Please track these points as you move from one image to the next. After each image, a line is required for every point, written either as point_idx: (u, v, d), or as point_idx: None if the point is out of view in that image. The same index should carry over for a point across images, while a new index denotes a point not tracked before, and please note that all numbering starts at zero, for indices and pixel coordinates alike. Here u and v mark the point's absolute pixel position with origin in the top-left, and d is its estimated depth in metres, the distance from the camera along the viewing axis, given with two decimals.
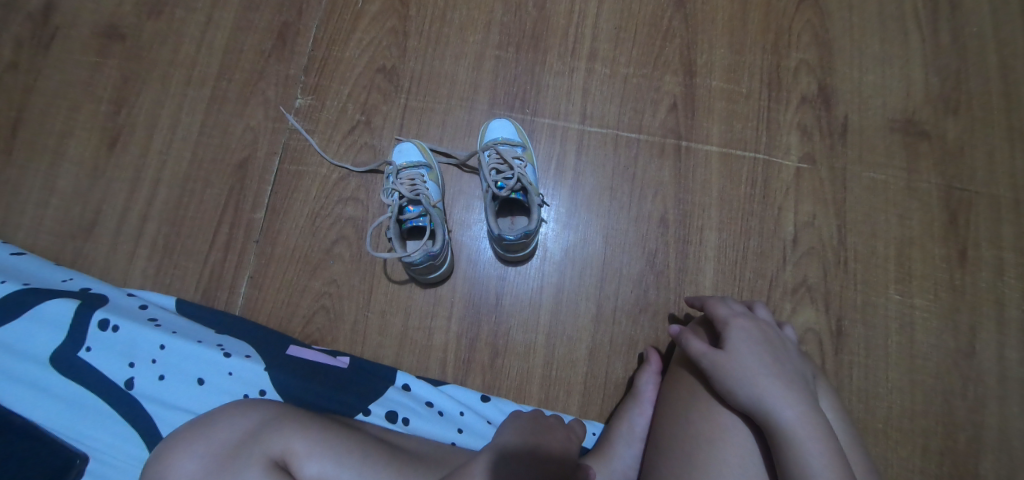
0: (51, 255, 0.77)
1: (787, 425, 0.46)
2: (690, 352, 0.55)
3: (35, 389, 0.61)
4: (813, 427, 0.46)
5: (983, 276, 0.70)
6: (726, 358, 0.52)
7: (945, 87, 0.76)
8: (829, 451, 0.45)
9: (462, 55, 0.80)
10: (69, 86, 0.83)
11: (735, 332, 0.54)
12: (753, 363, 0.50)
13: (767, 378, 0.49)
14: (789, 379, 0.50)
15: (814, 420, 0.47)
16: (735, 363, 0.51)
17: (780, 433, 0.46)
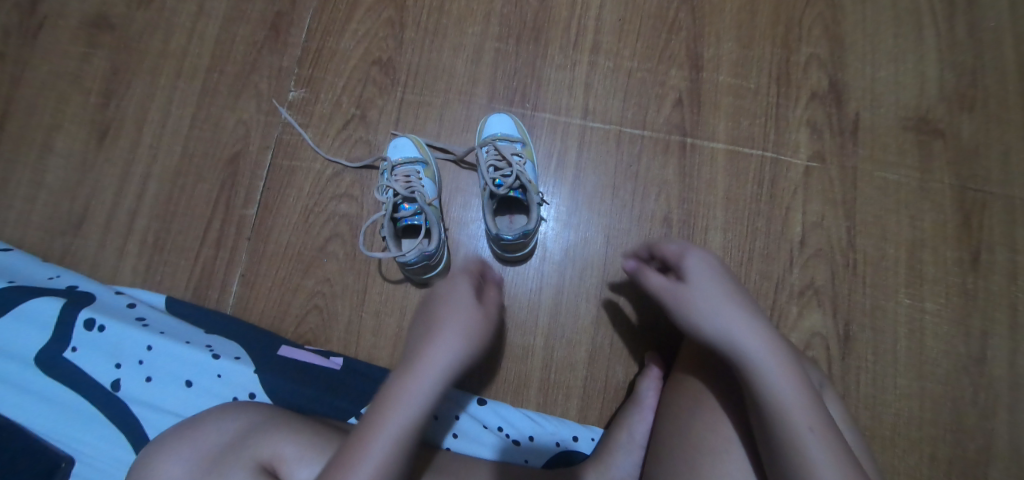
0: (39, 251, 0.75)
1: (756, 358, 0.44)
2: (653, 291, 0.51)
3: (19, 391, 0.60)
4: (782, 357, 0.44)
5: (996, 280, 0.68)
6: (689, 294, 0.48)
7: (961, 84, 0.73)
8: (798, 381, 0.43)
9: (461, 47, 0.78)
10: (58, 76, 0.80)
11: (697, 263, 0.49)
12: (717, 296, 0.46)
13: (732, 309, 0.46)
14: (751, 304, 0.47)
15: (780, 346, 0.45)
16: (699, 300, 0.47)
17: (749, 368, 0.44)
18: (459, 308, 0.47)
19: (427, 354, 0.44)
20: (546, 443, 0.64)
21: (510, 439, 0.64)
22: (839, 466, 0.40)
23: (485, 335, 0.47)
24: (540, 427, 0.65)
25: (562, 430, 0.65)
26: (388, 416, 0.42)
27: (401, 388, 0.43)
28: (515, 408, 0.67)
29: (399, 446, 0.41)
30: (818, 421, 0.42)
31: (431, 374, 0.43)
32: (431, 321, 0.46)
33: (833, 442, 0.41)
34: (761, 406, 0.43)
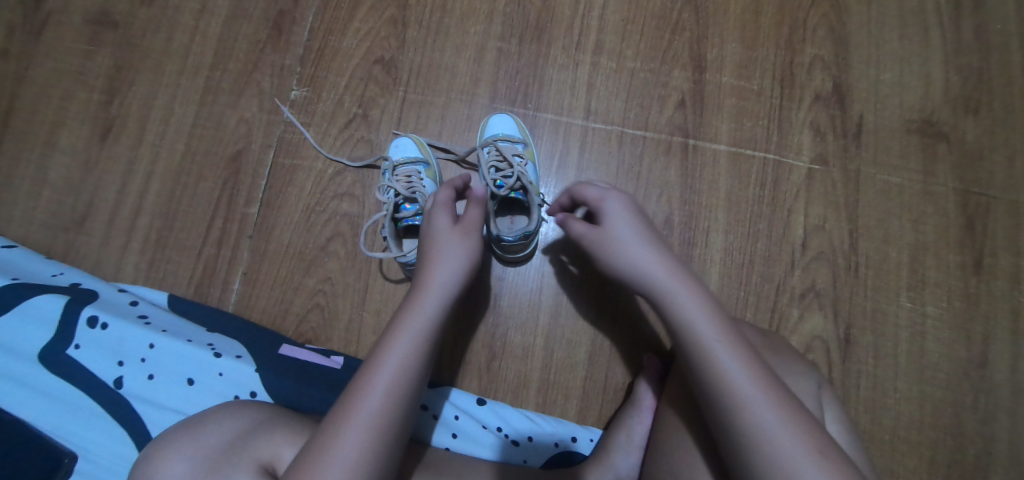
0: (42, 247, 0.75)
1: (661, 285, 0.45)
2: (572, 235, 0.51)
3: (23, 387, 0.60)
4: (687, 281, 0.45)
5: (998, 284, 0.67)
6: (602, 232, 0.49)
7: (966, 86, 0.73)
8: (705, 301, 0.45)
9: (463, 47, 0.78)
10: (61, 73, 0.81)
11: (606, 200, 0.50)
12: (627, 231, 0.48)
13: (638, 242, 0.47)
14: (658, 239, 0.48)
15: (684, 273, 0.46)
16: (609, 237, 0.48)
17: (659, 295, 0.46)
18: (448, 236, 0.51)
19: (429, 276, 0.49)
20: (545, 443, 0.64)
21: (510, 439, 0.64)
22: (755, 374, 0.41)
23: (474, 255, 0.52)
24: (539, 427, 0.65)
25: (561, 431, 0.65)
26: (407, 322, 0.46)
27: (413, 305, 0.48)
28: (514, 409, 0.67)
29: (419, 348, 0.46)
30: (727, 335, 0.43)
31: (436, 291, 0.48)
32: (426, 252, 0.51)
33: (747, 353, 0.42)
34: (675, 331, 0.45)
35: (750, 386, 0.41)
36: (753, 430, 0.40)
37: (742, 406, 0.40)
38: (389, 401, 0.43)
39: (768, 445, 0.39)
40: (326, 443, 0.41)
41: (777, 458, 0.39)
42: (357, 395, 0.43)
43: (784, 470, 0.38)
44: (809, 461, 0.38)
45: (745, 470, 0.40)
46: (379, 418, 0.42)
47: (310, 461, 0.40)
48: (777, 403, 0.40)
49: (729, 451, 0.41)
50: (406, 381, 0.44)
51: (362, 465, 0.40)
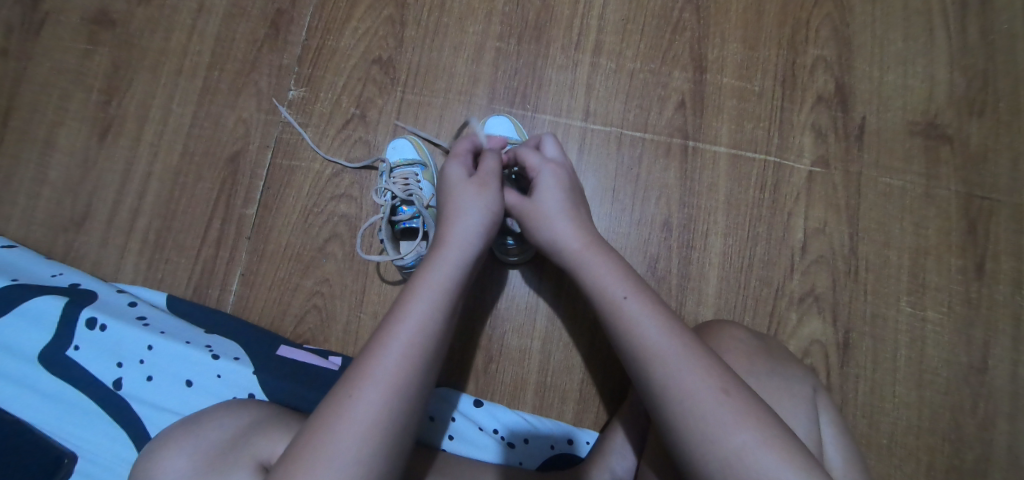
0: (42, 247, 0.75)
1: (575, 252, 0.50)
2: (507, 204, 0.56)
3: (23, 388, 0.61)
4: (599, 249, 0.49)
5: (1000, 289, 0.67)
6: (534, 202, 0.53)
7: (971, 88, 0.72)
8: (617, 267, 0.48)
9: (461, 47, 0.77)
10: (60, 73, 0.81)
11: (539, 172, 0.55)
12: (553, 202, 0.53)
13: (561, 212, 0.52)
14: (580, 214, 0.53)
15: (598, 244, 0.50)
16: (537, 205, 0.53)
17: (576, 261, 0.50)
18: (466, 191, 0.52)
19: (447, 234, 0.50)
20: (541, 445, 0.64)
21: (506, 441, 0.64)
22: (664, 328, 0.43)
23: (495, 219, 0.52)
24: (536, 429, 0.65)
25: (557, 433, 0.65)
26: (425, 277, 0.47)
27: (434, 262, 0.48)
28: (510, 410, 0.67)
29: (437, 302, 0.45)
30: (635, 291, 0.46)
31: (455, 248, 0.49)
32: (446, 211, 0.52)
33: (658, 310, 0.45)
34: (589, 295, 0.48)
35: (657, 338, 0.43)
36: (661, 380, 0.41)
37: (653, 356, 0.42)
38: (407, 354, 0.42)
39: (680, 390, 0.40)
40: (344, 398, 0.40)
41: (684, 404, 0.40)
42: (375, 351, 0.43)
43: (689, 413, 0.39)
44: (718, 403, 0.39)
45: (660, 422, 0.41)
46: (395, 372, 0.41)
47: (326, 417, 0.40)
48: (687, 352, 0.42)
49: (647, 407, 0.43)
50: (425, 334, 0.44)
51: (381, 420, 0.40)
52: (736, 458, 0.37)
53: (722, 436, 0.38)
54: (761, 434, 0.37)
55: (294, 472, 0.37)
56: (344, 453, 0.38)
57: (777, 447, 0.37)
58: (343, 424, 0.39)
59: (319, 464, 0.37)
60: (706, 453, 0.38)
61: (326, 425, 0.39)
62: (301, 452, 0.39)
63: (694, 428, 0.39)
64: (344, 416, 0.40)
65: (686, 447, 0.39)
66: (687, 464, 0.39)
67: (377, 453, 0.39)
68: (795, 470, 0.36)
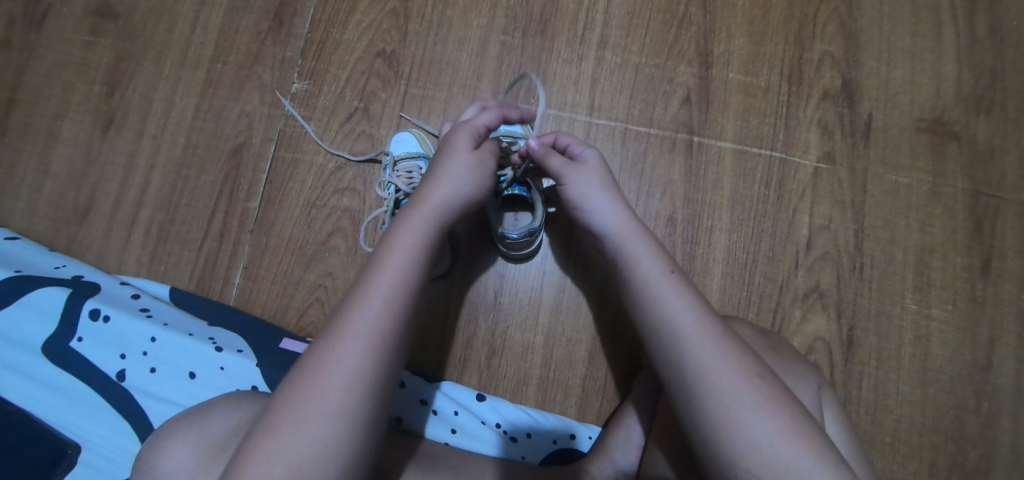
0: (45, 239, 0.75)
1: (614, 229, 0.51)
2: (549, 168, 0.56)
3: (27, 378, 0.61)
4: (638, 229, 0.50)
5: (1005, 287, 0.66)
6: (580, 170, 0.54)
7: (979, 84, 0.71)
8: (656, 252, 0.49)
9: (466, 40, 0.77)
10: (62, 64, 0.80)
11: (586, 151, 0.57)
12: (598, 178, 0.54)
13: (603, 188, 0.53)
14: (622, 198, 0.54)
15: (638, 227, 0.51)
16: (585, 174, 0.54)
17: (614, 236, 0.51)
18: (457, 157, 0.53)
19: (429, 196, 0.50)
20: (544, 440, 0.64)
21: (508, 435, 0.64)
22: (699, 311, 0.45)
23: (477, 185, 0.53)
24: (539, 424, 0.65)
25: (560, 427, 0.65)
26: (402, 233, 0.47)
27: (412, 222, 0.48)
28: (513, 405, 0.67)
29: (414, 258, 0.46)
30: (674, 271, 0.48)
31: (433, 208, 0.49)
32: (433, 173, 0.53)
33: (693, 294, 0.46)
34: (623, 270, 0.49)
35: (693, 321, 0.44)
36: (695, 359, 0.42)
37: (688, 336, 0.43)
38: (384, 311, 0.43)
39: (713, 371, 0.41)
40: (324, 355, 0.41)
41: (716, 385, 0.41)
42: (352, 307, 0.43)
43: (720, 394, 0.41)
44: (752, 389, 0.40)
45: (687, 400, 0.42)
46: (372, 329, 0.42)
47: (306, 372, 0.41)
48: (723, 338, 0.43)
49: (670, 383, 0.44)
50: (402, 289, 0.44)
51: (357, 375, 0.40)
52: (757, 446, 0.39)
53: (751, 422, 0.39)
54: (790, 425, 0.39)
55: (278, 427, 0.39)
56: (326, 408, 0.39)
57: (806, 439, 0.39)
58: (322, 379, 0.40)
59: (302, 420, 0.39)
60: (725, 435, 0.40)
61: (306, 380, 0.41)
62: (285, 406, 0.40)
63: (723, 409, 0.40)
64: (322, 371, 0.40)
65: (711, 429, 0.40)
66: (710, 444, 0.40)
67: (355, 410, 0.40)
68: (815, 463, 0.37)
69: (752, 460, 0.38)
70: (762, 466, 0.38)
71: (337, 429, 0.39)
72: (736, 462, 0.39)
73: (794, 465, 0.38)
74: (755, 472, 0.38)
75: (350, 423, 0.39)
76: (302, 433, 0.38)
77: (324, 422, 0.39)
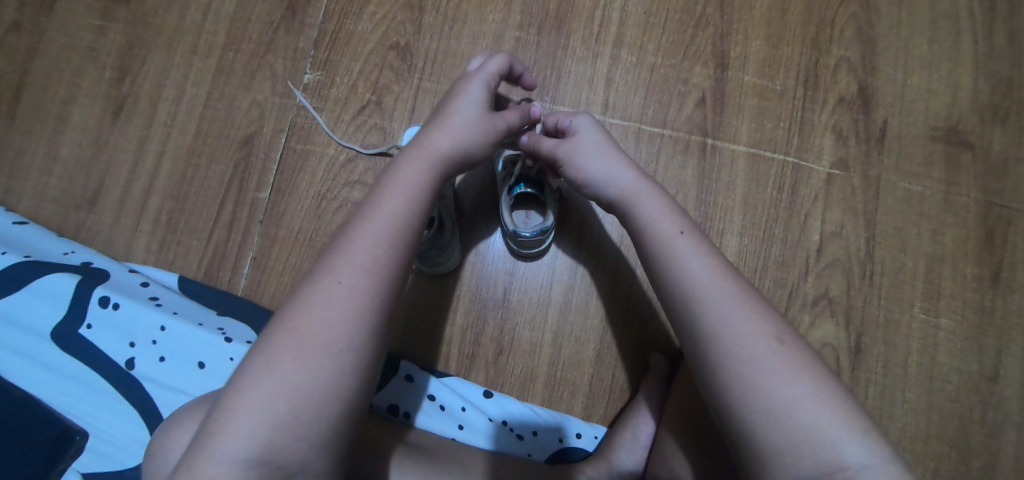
0: (53, 225, 0.75)
1: (627, 188, 0.52)
2: (543, 153, 0.58)
3: (37, 365, 0.61)
4: (650, 189, 0.52)
5: (1014, 298, 0.67)
6: (574, 143, 0.56)
7: (996, 94, 0.71)
8: (669, 210, 0.50)
9: (480, 35, 0.76)
10: (72, 49, 0.80)
11: (576, 121, 0.58)
12: (595, 143, 0.55)
13: (604, 153, 0.55)
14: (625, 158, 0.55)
15: (650, 189, 0.52)
16: (577, 146, 0.55)
17: (622, 200, 0.52)
18: (461, 102, 0.53)
19: (432, 140, 0.51)
20: (549, 438, 0.65)
21: (513, 432, 0.65)
22: (715, 271, 0.45)
23: (484, 140, 0.53)
24: (545, 422, 0.66)
25: (565, 426, 0.66)
26: (403, 173, 0.48)
27: (404, 163, 0.49)
28: (519, 403, 0.67)
29: (416, 197, 0.47)
30: (689, 229, 0.49)
31: (436, 153, 0.50)
32: (439, 118, 0.53)
33: (707, 252, 0.47)
34: (635, 232, 0.51)
35: (711, 281, 0.45)
36: (710, 320, 0.43)
37: (704, 296, 0.44)
38: (388, 244, 0.44)
39: (728, 332, 0.42)
40: (327, 285, 0.41)
41: (731, 345, 0.42)
42: (354, 239, 0.44)
43: (736, 357, 0.42)
44: (771, 352, 0.41)
45: (701, 360, 0.44)
46: (376, 263, 0.43)
47: (303, 301, 0.41)
48: (741, 297, 0.44)
49: (691, 345, 0.45)
50: (405, 225, 0.45)
51: (366, 306, 0.41)
52: (783, 409, 0.39)
53: (774, 385, 0.40)
54: (816, 388, 0.40)
55: (279, 360, 0.39)
56: (333, 339, 0.39)
57: (829, 403, 0.39)
58: (325, 308, 0.40)
59: (306, 351, 0.39)
60: (751, 398, 0.40)
61: (305, 308, 0.41)
62: (284, 337, 0.40)
63: (740, 372, 0.41)
64: (324, 301, 0.41)
65: (726, 392, 0.42)
66: (731, 408, 0.41)
67: (365, 343, 0.40)
68: (843, 423, 0.39)
69: (773, 424, 0.39)
70: (788, 427, 0.39)
71: (338, 367, 0.39)
72: (752, 427, 0.40)
73: (817, 431, 0.38)
74: (772, 436, 0.39)
75: (362, 356, 0.40)
76: (307, 365, 0.39)
77: (332, 355, 0.39)
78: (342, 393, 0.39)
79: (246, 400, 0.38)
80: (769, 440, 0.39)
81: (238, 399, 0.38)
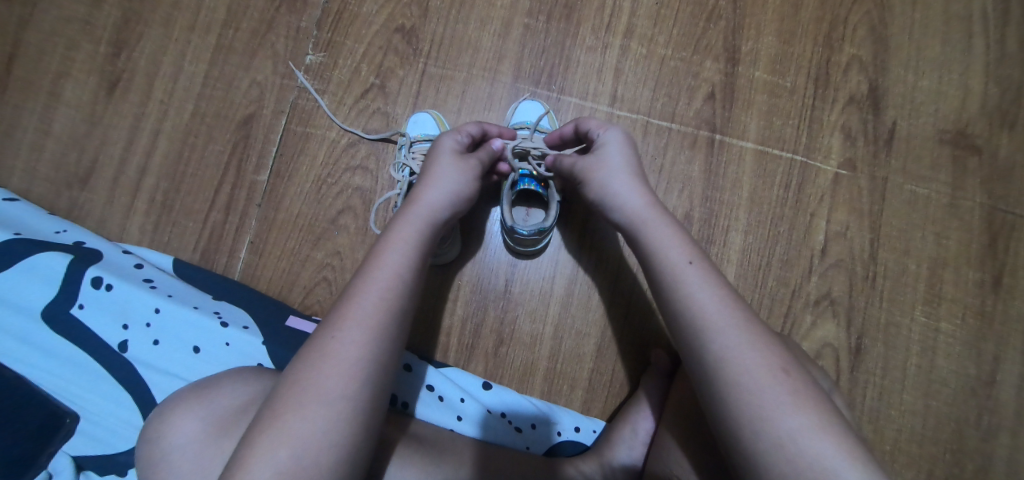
0: (45, 203, 0.73)
1: (640, 212, 0.51)
2: (564, 169, 0.58)
3: (26, 344, 0.60)
4: (663, 213, 0.50)
5: (1014, 304, 0.67)
6: (596, 162, 0.54)
7: (1005, 99, 0.71)
8: (677, 234, 0.49)
9: (488, 20, 0.74)
10: (67, 21, 0.77)
11: (607, 134, 0.56)
12: (616, 160, 0.54)
13: (623, 173, 0.53)
14: (641, 177, 0.54)
15: (660, 210, 0.51)
16: (601, 166, 0.54)
17: (635, 224, 0.51)
18: (441, 160, 0.55)
19: (422, 196, 0.52)
20: (549, 432, 0.64)
21: (513, 425, 0.64)
22: (721, 300, 0.45)
23: (468, 184, 0.55)
24: (544, 415, 0.65)
25: (565, 420, 0.65)
26: (398, 231, 0.49)
27: (403, 220, 0.50)
28: (519, 394, 0.66)
29: (412, 254, 0.48)
30: (697, 258, 0.47)
31: (426, 208, 0.51)
32: (426, 173, 0.54)
33: (715, 282, 0.46)
34: (646, 257, 0.49)
35: (718, 310, 0.44)
36: (719, 349, 0.43)
37: (713, 327, 0.43)
38: (382, 305, 0.44)
39: (736, 363, 0.42)
40: (325, 344, 0.42)
41: (739, 376, 0.41)
42: (353, 298, 0.44)
43: (743, 385, 0.41)
44: (777, 383, 0.41)
45: (709, 388, 0.43)
46: (374, 320, 0.43)
47: (304, 365, 0.42)
48: (749, 328, 0.43)
49: (698, 372, 0.44)
50: (399, 286, 0.46)
51: (364, 360, 0.42)
52: (787, 440, 0.39)
53: (778, 416, 0.40)
54: (817, 418, 0.39)
55: (281, 415, 0.40)
56: (332, 393, 0.40)
57: (831, 434, 0.39)
58: (325, 367, 0.41)
59: (305, 406, 0.40)
60: (758, 431, 0.40)
61: (307, 370, 0.41)
62: (286, 393, 0.41)
63: (746, 402, 0.41)
64: (325, 361, 0.42)
65: (734, 421, 0.41)
66: (738, 437, 0.41)
67: (363, 396, 0.41)
68: (845, 456, 0.38)
69: (776, 453, 0.39)
70: (793, 458, 0.38)
71: (341, 411, 0.40)
72: (760, 456, 0.39)
73: (820, 460, 0.38)
74: (777, 466, 0.38)
75: (361, 408, 0.41)
76: (308, 419, 0.39)
77: (329, 407, 0.40)
78: (342, 443, 0.40)
79: (252, 455, 0.38)
80: (774, 471, 0.39)
81: (247, 458, 0.38)
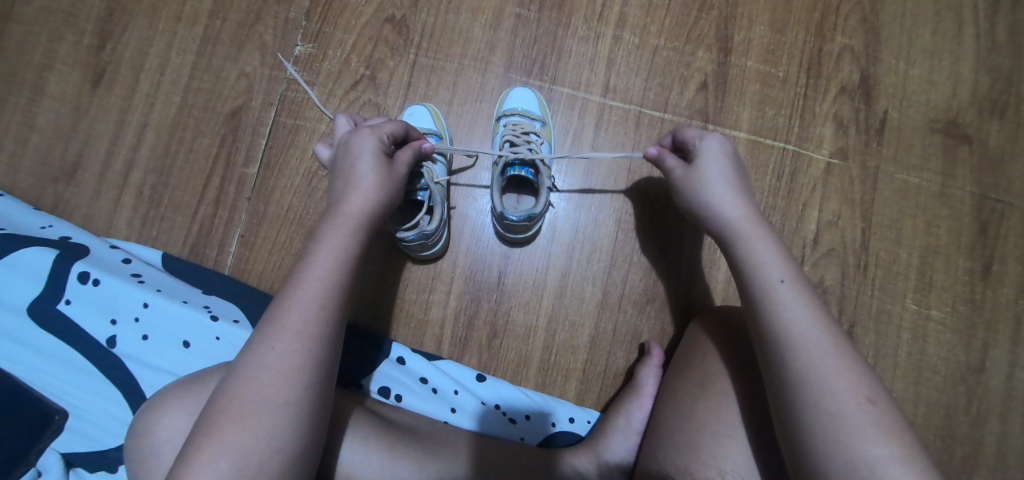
0: (30, 198, 0.72)
1: (739, 224, 0.47)
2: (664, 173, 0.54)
3: (10, 341, 0.59)
4: (762, 226, 0.47)
5: (1002, 292, 0.67)
6: (694, 172, 0.51)
7: (995, 87, 0.71)
8: (776, 248, 0.45)
9: (479, 10, 0.74)
10: (49, 13, 0.75)
11: (715, 142, 0.52)
12: (716, 172, 0.50)
13: (724, 185, 0.49)
14: (744, 189, 0.50)
15: (756, 222, 0.47)
16: (704, 175, 0.50)
17: (730, 232, 0.47)
18: (363, 163, 0.49)
19: (348, 204, 0.48)
20: (543, 422, 0.64)
21: (507, 416, 0.64)
22: (815, 320, 0.41)
23: (394, 188, 0.51)
24: (539, 407, 0.65)
25: (559, 411, 0.65)
26: (326, 239, 0.45)
27: (329, 228, 0.46)
28: (513, 387, 0.66)
29: (347, 256, 0.45)
30: (791, 276, 0.43)
31: (355, 218, 0.47)
32: (344, 178, 0.49)
33: (814, 303, 0.42)
34: (738, 269, 0.46)
35: (812, 329, 0.40)
36: (805, 369, 0.39)
37: (802, 346, 0.40)
38: (320, 310, 0.42)
39: (818, 384, 0.39)
40: (260, 355, 0.40)
41: (822, 397, 0.38)
42: (288, 306, 0.42)
43: (824, 408, 0.38)
44: (860, 411, 0.37)
45: (785, 405, 0.40)
46: (313, 327, 0.41)
47: (236, 378, 0.40)
48: (840, 352, 0.40)
49: (774, 389, 0.41)
50: (337, 288, 0.44)
51: (303, 369, 0.40)
52: (866, 468, 0.36)
53: (862, 445, 0.36)
54: (899, 452, 0.36)
55: (218, 428, 0.38)
56: (269, 402, 0.39)
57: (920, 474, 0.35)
58: (258, 375, 0.39)
59: (245, 417, 0.38)
60: (832, 456, 0.37)
61: (242, 379, 0.40)
62: (222, 405, 0.39)
63: (830, 425, 0.37)
64: (260, 373, 0.39)
65: (809, 442, 0.38)
66: (812, 459, 0.38)
67: (303, 402, 0.40)
68: None
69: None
70: None
71: (280, 418, 0.38)
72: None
73: None
74: None
75: (303, 413, 0.39)
76: (245, 429, 0.37)
77: (269, 416, 0.38)
78: (283, 449, 0.38)
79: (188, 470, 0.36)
80: None
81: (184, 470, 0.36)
